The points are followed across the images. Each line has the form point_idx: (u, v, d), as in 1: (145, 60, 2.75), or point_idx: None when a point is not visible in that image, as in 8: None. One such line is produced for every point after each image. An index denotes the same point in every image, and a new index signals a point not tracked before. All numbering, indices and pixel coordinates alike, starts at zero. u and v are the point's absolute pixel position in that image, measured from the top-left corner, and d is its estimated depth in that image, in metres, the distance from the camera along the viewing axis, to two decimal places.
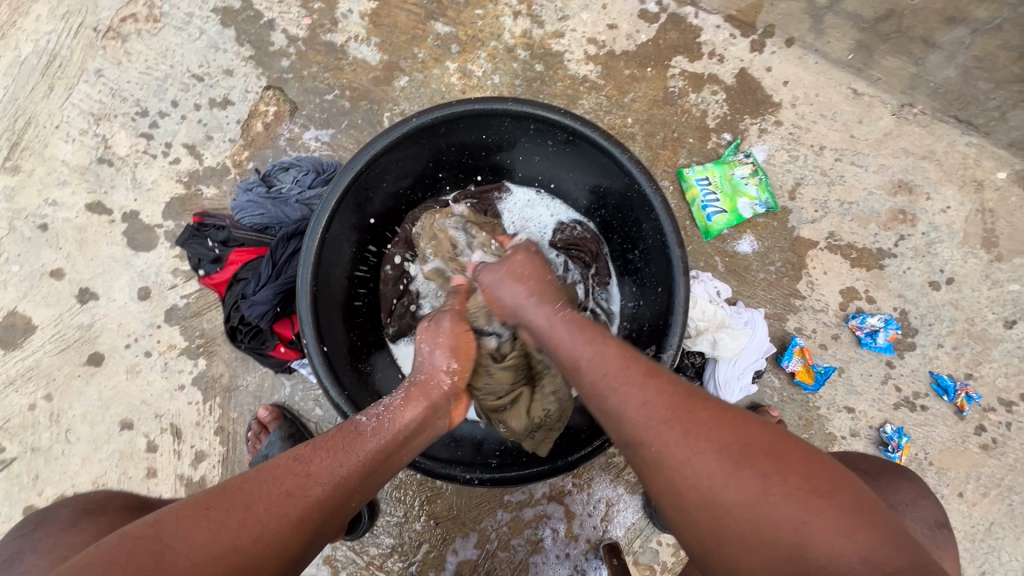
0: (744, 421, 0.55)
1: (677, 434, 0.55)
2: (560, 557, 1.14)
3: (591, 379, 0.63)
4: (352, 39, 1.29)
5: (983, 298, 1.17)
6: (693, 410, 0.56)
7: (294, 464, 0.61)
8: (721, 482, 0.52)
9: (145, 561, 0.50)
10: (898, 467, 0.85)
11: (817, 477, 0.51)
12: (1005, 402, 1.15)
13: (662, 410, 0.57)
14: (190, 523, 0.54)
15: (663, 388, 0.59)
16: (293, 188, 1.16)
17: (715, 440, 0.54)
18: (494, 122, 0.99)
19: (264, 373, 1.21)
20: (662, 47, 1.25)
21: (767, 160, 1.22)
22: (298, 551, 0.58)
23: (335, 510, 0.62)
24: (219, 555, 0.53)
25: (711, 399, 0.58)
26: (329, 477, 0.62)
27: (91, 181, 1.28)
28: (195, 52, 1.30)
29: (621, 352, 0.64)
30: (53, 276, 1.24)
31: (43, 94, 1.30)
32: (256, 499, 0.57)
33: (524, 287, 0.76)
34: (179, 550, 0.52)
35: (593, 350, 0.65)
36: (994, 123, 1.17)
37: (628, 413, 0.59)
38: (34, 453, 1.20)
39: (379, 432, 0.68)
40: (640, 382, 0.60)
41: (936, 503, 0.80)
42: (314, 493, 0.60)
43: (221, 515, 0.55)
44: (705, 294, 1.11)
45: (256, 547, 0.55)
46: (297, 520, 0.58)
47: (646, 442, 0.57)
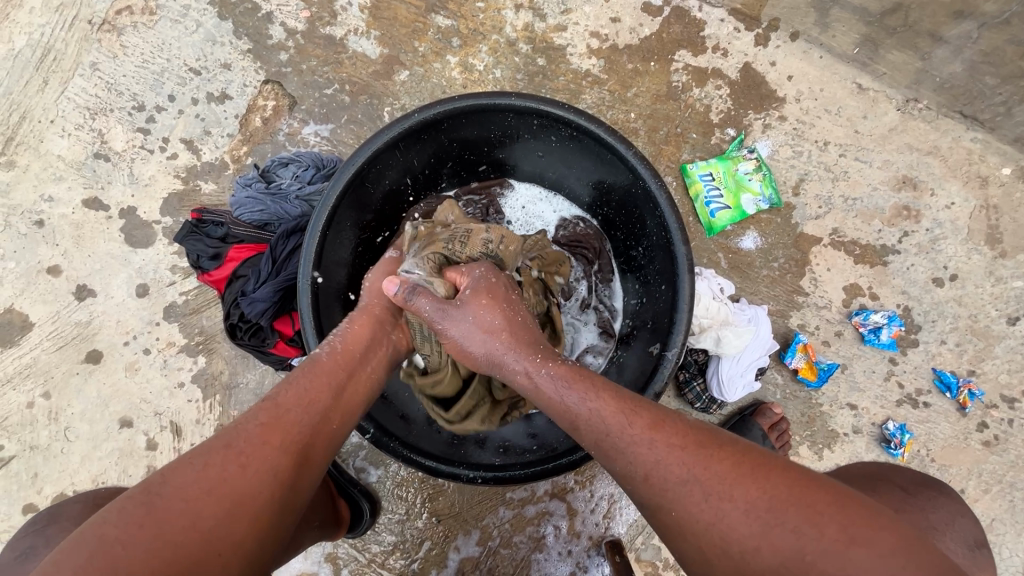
0: (764, 470, 0.55)
1: (697, 497, 0.55)
2: (562, 554, 1.14)
3: (595, 441, 0.63)
4: (351, 32, 1.27)
5: (986, 295, 1.17)
6: (709, 466, 0.56)
7: (263, 400, 0.63)
8: (754, 545, 0.52)
9: (136, 511, 0.52)
10: (933, 480, 0.83)
11: (849, 524, 0.50)
12: (1007, 398, 1.15)
13: (677, 470, 0.57)
14: (174, 470, 0.55)
15: (673, 441, 0.59)
16: (292, 184, 1.14)
17: (739, 499, 0.53)
18: (497, 118, 0.98)
19: (264, 370, 1.20)
20: (665, 41, 1.24)
21: (771, 155, 1.21)
22: (296, 473, 0.60)
23: (318, 429, 0.64)
24: (210, 489, 0.54)
25: (727, 448, 0.58)
26: (303, 401, 0.65)
27: (87, 177, 1.26)
28: (192, 45, 1.29)
29: (619, 406, 0.63)
30: (49, 273, 1.23)
31: (37, 88, 1.28)
32: (235, 435, 0.59)
33: (497, 340, 0.74)
34: (169, 494, 0.53)
35: (591, 408, 0.64)
36: (1000, 118, 1.16)
37: (645, 477, 0.58)
38: (33, 451, 1.19)
39: (334, 353, 0.72)
40: (648, 441, 0.59)
41: (972, 520, 0.80)
42: (292, 418, 0.62)
43: (202, 456, 0.56)
44: (708, 292, 1.10)
45: (247, 478, 0.56)
46: (283, 444, 0.60)
47: (667, 505, 0.57)
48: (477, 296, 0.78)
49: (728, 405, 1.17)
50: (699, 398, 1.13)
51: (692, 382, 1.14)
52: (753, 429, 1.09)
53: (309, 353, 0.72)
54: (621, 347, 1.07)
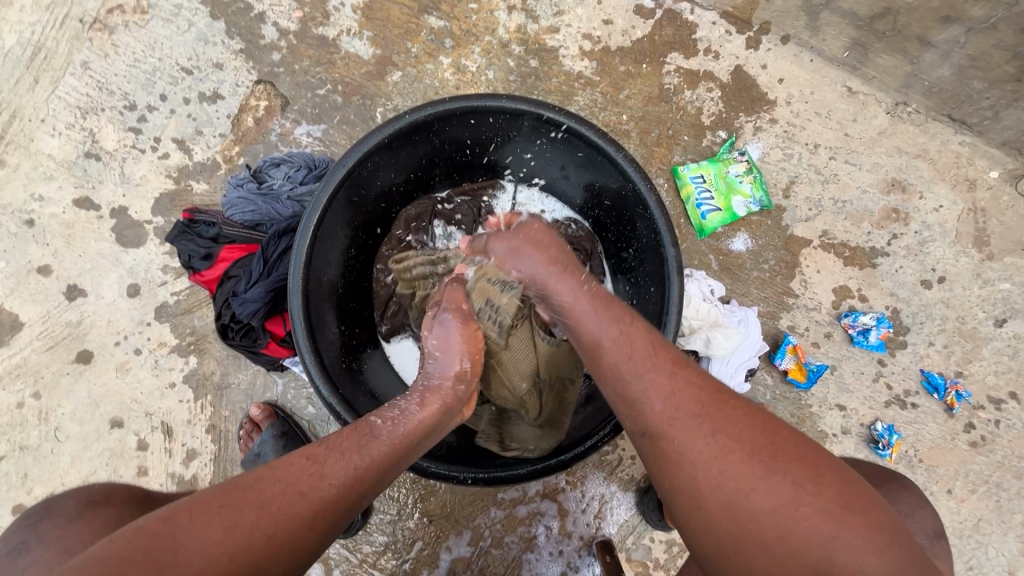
0: (774, 427, 0.58)
1: (705, 430, 0.58)
2: (553, 554, 1.15)
3: (614, 362, 0.66)
4: (344, 33, 1.27)
5: (974, 297, 1.18)
6: (723, 409, 0.59)
7: (308, 462, 0.61)
8: (752, 484, 0.54)
9: (156, 560, 0.50)
10: (893, 474, 0.84)
11: (845, 495, 0.53)
12: (993, 400, 1.16)
13: (692, 405, 0.60)
14: (204, 522, 0.53)
15: (692, 380, 0.62)
16: (284, 184, 1.14)
17: (745, 441, 0.56)
18: (489, 119, 0.98)
19: (256, 370, 1.20)
20: (657, 43, 1.24)
21: (762, 158, 1.22)
22: (312, 546, 0.58)
23: (351, 508, 0.62)
24: (231, 556, 0.52)
25: (741, 403, 0.60)
26: (347, 476, 0.61)
27: (78, 176, 1.26)
28: (184, 44, 1.28)
29: (648, 337, 0.67)
30: (40, 272, 1.23)
31: (28, 86, 1.27)
32: (269, 497, 0.57)
33: (543, 260, 0.81)
34: (192, 547, 0.52)
35: (622, 331, 0.68)
36: (988, 122, 1.17)
37: (655, 406, 0.61)
38: (23, 452, 1.18)
39: (397, 429, 0.68)
40: (668, 372, 0.63)
41: (932, 512, 0.81)
42: (329, 493, 0.60)
43: (233, 516, 0.54)
44: (698, 293, 1.12)
45: (266, 552, 0.54)
46: (312, 520, 0.58)
47: (671, 434, 0.59)
48: (536, 240, 0.84)
49: None
50: None
51: None
52: None
53: (368, 417, 0.68)
54: None
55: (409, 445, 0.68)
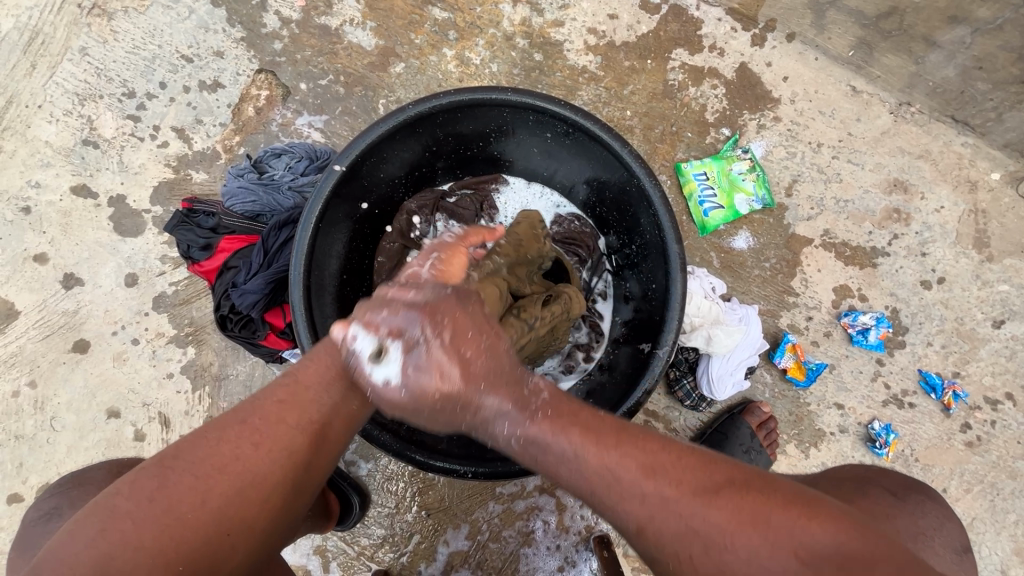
0: (765, 517, 0.46)
1: (698, 551, 0.47)
2: (551, 549, 1.15)
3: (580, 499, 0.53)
4: (347, 23, 1.26)
5: (973, 298, 1.19)
6: (705, 517, 0.47)
7: (286, 374, 0.61)
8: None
9: (147, 484, 0.53)
10: (920, 484, 0.83)
11: (849, 562, 0.43)
12: (990, 400, 1.17)
13: (674, 526, 0.48)
14: (187, 446, 0.55)
15: (664, 490, 0.49)
16: (285, 175, 1.13)
17: (740, 550, 0.46)
18: (493, 112, 0.98)
19: (254, 362, 1.19)
20: (662, 39, 1.23)
21: (765, 156, 1.21)
22: (312, 455, 0.59)
23: (338, 409, 0.60)
24: (219, 469, 0.54)
25: (722, 495, 0.48)
26: (322, 378, 0.60)
27: (75, 164, 1.24)
28: (184, 32, 1.27)
29: (599, 453, 0.51)
30: (36, 261, 1.21)
31: (25, 72, 1.26)
32: (247, 412, 0.57)
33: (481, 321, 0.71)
34: (179, 471, 0.54)
35: (569, 455, 0.51)
36: (990, 123, 1.17)
37: (639, 532, 0.49)
38: (18, 441, 1.18)
39: None
40: (638, 495, 0.49)
41: (958, 525, 0.80)
42: (308, 398, 0.59)
43: (214, 434, 0.56)
44: (701, 290, 1.11)
45: (259, 458, 0.55)
46: (299, 422, 0.58)
47: (665, 560, 0.49)
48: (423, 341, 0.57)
49: (718, 403, 1.18)
50: (688, 396, 1.14)
51: (683, 380, 1.15)
52: (741, 425, 1.11)
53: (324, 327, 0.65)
54: (613, 346, 1.07)
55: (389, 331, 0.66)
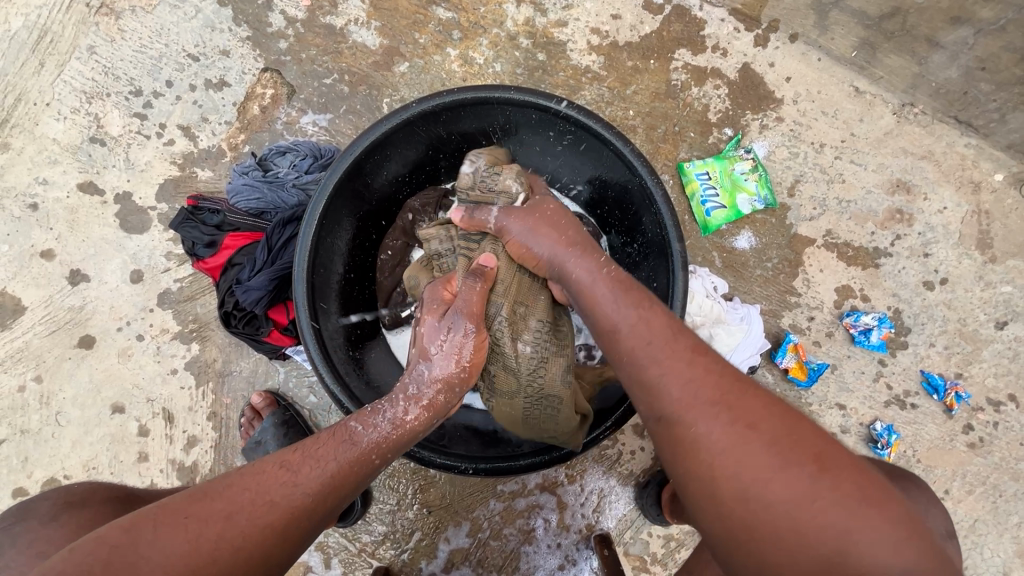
0: (793, 418, 0.56)
1: (725, 419, 0.56)
2: (551, 547, 1.15)
3: (631, 348, 0.65)
4: (351, 22, 1.26)
5: (976, 299, 1.19)
6: (741, 399, 0.57)
7: (278, 474, 0.60)
8: (768, 476, 0.52)
9: (118, 573, 0.50)
10: (904, 471, 0.82)
11: (864, 486, 0.51)
12: (993, 401, 1.16)
13: (708, 393, 0.58)
14: (169, 534, 0.53)
15: (711, 369, 0.60)
16: (290, 172, 1.14)
17: (765, 433, 0.54)
18: (496, 111, 0.98)
19: (257, 359, 1.20)
20: (666, 39, 1.24)
21: (768, 156, 1.22)
22: (282, 559, 0.58)
23: (320, 518, 0.61)
24: (196, 568, 0.52)
25: (762, 393, 0.58)
26: (317, 481, 0.61)
27: (82, 161, 1.25)
28: (191, 31, 1.28)
29: (664, 326, 0.65)
30: (43, 256, 1.22)
31: (33, 70, 1.27)
32: (237, 509, 0.56)
33: (559, 239, 0.82)
34: (155, 562, 0.51)
35: (633, 321, 0.67)
36: (994, 124, 1.17)
37: (673, 396, 0.59)
38: (23, 435, 1.19)
39: (369, 436, 0.67)
40: (684, 359, 0.61)
41: (942, 511, 0.78)
42: (298, 503, 0.59)
43: (202, 526, 0.54)
44: (702, 289, 1.12)
45: (234, 563, 0.54)
46: (282, 530, 0.57)
47: (687, 420, 0.58)
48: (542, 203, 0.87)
49: None
50: None
51: None
52: None
53: (343, 422, 0.68)
54: None
55: (387, 452, 0.68)
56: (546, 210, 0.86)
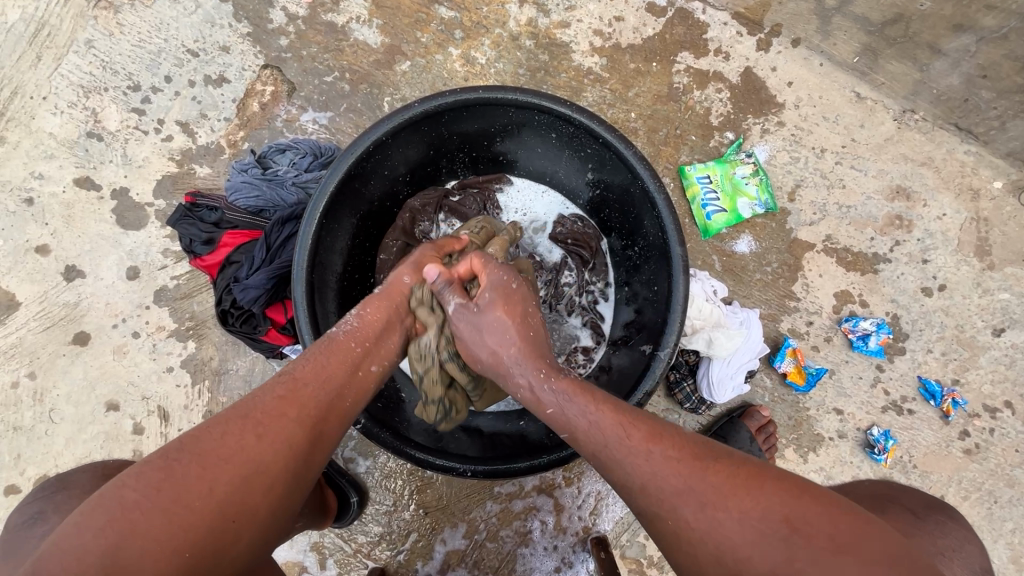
0: (758, 481, 0.55)
1: (693, 506, 0.54)
2: (548, 549, 1.15)
3: (593, 453, 0.62)
4: (353, 20, 1.26)
5: (974, 305, 1.19)
6: (705, 480, 0.55)
7: (281, 375, 0.64)
8: (746, 553, 0.51)
9: (154, 476, 0.52)
10: (942, 504, 0.78)
11: (838, 533, 0.50)
12: (989, 408, 1.17)
13: (673, 481, 0.56)
14: (191, 440, 0.55)
15: (670, 454, 0.58)
16: (289, 170, 1.13)
17: (734, 508, 0.53)
18: (499, 112, 0.97)
19: (254, 357, 1.19)
20: (668, 42, 1.24)
21: (769, 160, 1.22)
22: (311, 445, 0.61)
23: (334, 404, 0.65)
24: (226, 457, 0.55)
25: (720, 459, 0.57)
26: (320, 377, 0.65)
27: (79, 156, 1.24)
28: (191, 26, 1.27)
29: (618, 419, 0.62)
30: (38, 252, 1.21)
31: (30, 63, 1.26)
32: (251, 408, 0.59)
33: (505, 346, 0.73)
34: (183, 462, 0.54)
35: (591, 421, 0.63)
36: (994, 132, 1.17)
37: (639, 487, 0.58)
38: (16, 432, 1.17)
39: (356, 337, 0.72)
40: (644, 452, 0.59)
41: (980, 549, 0.74)
42: (309, 394, 0.63)
43: (220, 426, 0.57)
44: (702, 293, 1.12)
45: (263, 449, 0.57)
46: (299, 417, 0.61)
47: (665, 512, 0.56)
48: (499, 297, 0.77)
49: (717, 405, 1.18)
50: (688, 399, 1.15)
51: (683, 383, 1.16)
52: (740, 430, 1.11)
53: (326, 332, 0.72)
54: (612, 349, 1.07)
55: (372, 341, 0.73)
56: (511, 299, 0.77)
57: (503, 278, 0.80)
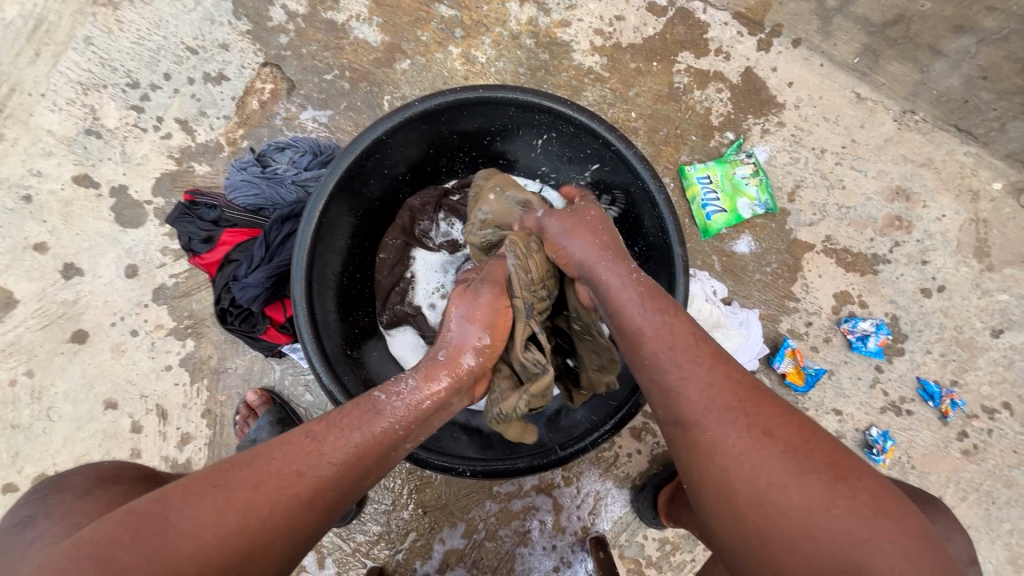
0: (811, 431, 0.55)
1: (741, 424, 0.55)
2: (547, 549, 1.15)
3: (653, 351, 0.65)
4: (353, 18, 1.25)
5: (972, 306, 1.19)
6: (760, 407, 0.57)
7: (305, 442, 0.61)
8: (782, 482, 0.51)
9: (149, 539, 0.50)
10: (928, 496, 0.80)
11: (881, 497, 0.49)
12: (987, 409, 1.17)
13: (726, 398, 0.58)
14: (197, 502, 0.53)
15: (731, 376, 0.60)
16: (289, 169, 1.13)
17: (781, 441, 0.53)
18: (499, 111, 0.97)
19: (253, 356, 1.19)
20: (669, 41, 1.24)
21: (769, 160, 1.22)
22: (310, 529, 0.58)
23: (347, 488, 0.62)
24: (226, 535, 0.52)
25: (780, 400, 0.58)
26: (342, 456, 0.62)
27: (77, 153, 1.24)
28: (190, 23, 1.26)
29: (689, 330, 0.66)
30: (36, 250, 1.21)
31: (28, 60, 1.25)
32: (264, 480, 0.56)
33: (595, 247, 0.80)
34: (183, 528, 0.51)
35: (662, 322, 0.67)
36: (993, 133, 1.18)
37: (690, 394, 0.59)
38: (13, 431, 1.17)
39: (393, 414, 0.68)
40: (707, 365, 0.61)
41: (965, 537, 0.77)
42: (324, 474, 0.60)
43: (227, 496, 0.54)
44: (701, 293, 1.12)
45: (263, 532, 0.54)
46: (308, 499, 0.58)
47: (706, 423, 0.57)
48: (588, 222, 0.84)
49: None
50: None
51: None
52: None
53: (367, 398, 0.69)
54: None
55: (409, 422, 0.69)
56: (587, 216, 0.85)
57: (593, 203, 0.88)
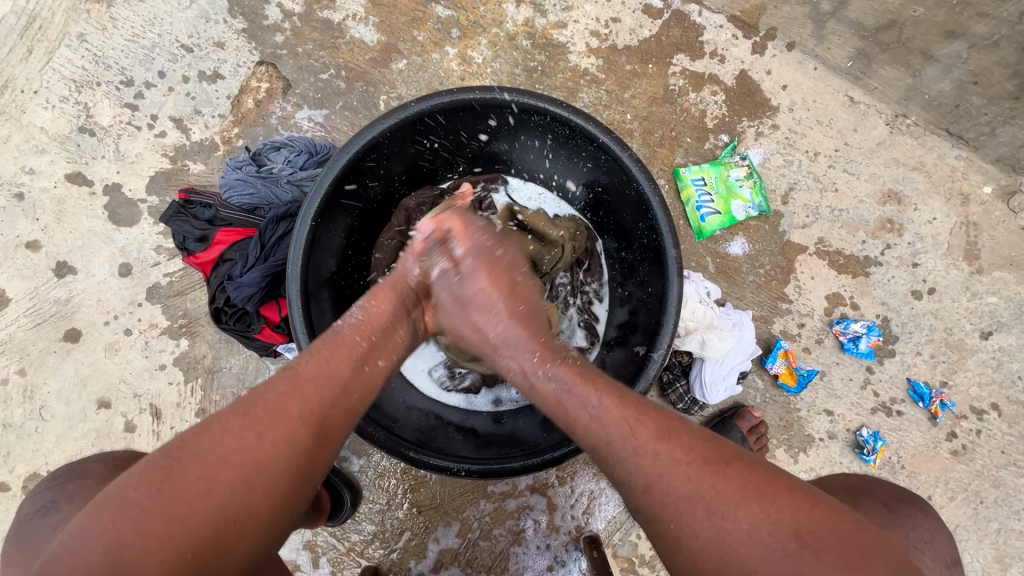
0: (770, 496, 0.55)
1: (700, 513, 0.55)
2: (541, 548, 1.15)
3: (595, 449, 0.64)
4: (349, 18, 1.25)
5: (962, 309, 1.21)
6: (716, 486, 0.56)
7: (284, 372, 0.64)
8: (754, 563, 0.52)
9: (156, 476, 0.53)
10: (912, 496, 0.81)
11: (847, 551, 0.50)
12: (976, 410, 1.18)
13: (682, 487, 0.57)
14: (194, 439, 0.56)
15: (679, 457, 0.59)
16: (284, 168, 1.13)
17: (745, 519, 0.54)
18: (494, 113, 0.97)
19: (248, 356, 1.18)
20: (664, 44, 1.24)
21: (762, 163, 1.22)
22: (313, 446, 0.61)
23: (338, 402, 0.64)
24: (226, 455, 0.56)
25: (734, 462, 0.58)
26: (324, 373, 0.65)
27: (71, 151, 1.23)
28: (185, 21, 1.26)
29: (623, 414, 0.63)
30: (28, 248, 1.20)
31: (21, 56, 1.24)
32: (252, 405, 0.60)
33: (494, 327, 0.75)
34: (187, 461, 0.55)
35: (592, 416, 0.64)
36: (984, 138, 1.19)
37: (644, 486, 0.59)
38: (5, 430, 1.16)
39: (359, 329, 0.71)
40: (653, 453, 0.59)
41: (948, 540, 0.78)
42: (310, 389, 0.63)
43: (221, 425, 0.58)
44: (695, 294, 1.14)
45: (263, 446, 0.57)
46: (300, 414, 0.61)
47: (670, 517, 0.57)
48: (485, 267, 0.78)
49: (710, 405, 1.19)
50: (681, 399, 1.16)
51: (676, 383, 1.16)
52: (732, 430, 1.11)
53: (332, 324, 0.72)
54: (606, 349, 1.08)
55: (377, 334, 0.72)
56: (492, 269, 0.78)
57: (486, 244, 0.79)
